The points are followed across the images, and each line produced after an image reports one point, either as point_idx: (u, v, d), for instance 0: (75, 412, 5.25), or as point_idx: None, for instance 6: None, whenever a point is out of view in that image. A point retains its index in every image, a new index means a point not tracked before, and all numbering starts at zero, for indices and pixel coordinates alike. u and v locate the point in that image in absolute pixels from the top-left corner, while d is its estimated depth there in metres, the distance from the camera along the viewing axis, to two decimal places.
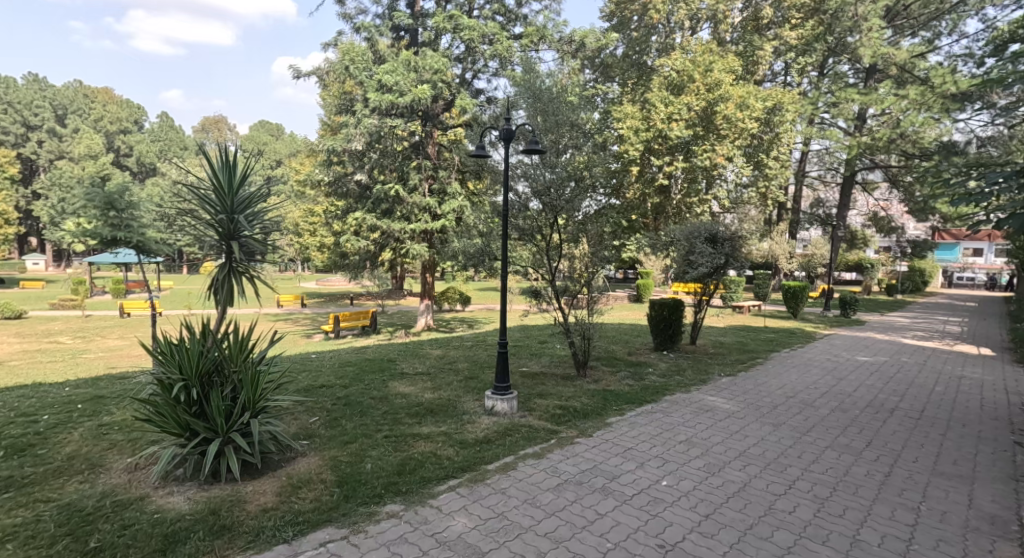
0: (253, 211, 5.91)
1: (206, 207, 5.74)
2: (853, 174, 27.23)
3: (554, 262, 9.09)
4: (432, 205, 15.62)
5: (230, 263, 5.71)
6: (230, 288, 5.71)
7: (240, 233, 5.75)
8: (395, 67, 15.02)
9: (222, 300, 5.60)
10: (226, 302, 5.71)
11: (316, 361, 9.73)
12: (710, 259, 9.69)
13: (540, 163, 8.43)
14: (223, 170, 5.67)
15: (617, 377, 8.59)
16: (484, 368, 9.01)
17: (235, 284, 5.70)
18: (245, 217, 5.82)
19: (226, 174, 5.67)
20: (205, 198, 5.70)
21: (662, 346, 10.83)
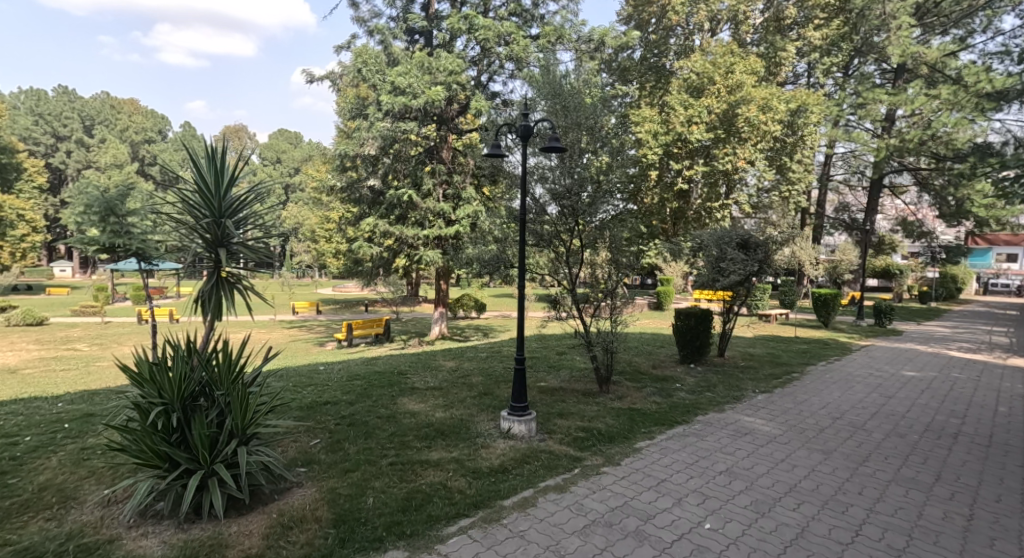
0: (242, 215, 5.59)
1: (192, 211, 5.42)
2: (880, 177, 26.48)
3: (574, 269, 8.58)
4: (446, 210, 15.32)
5: (219, 272, 5.37)
6: (219, 299, 5.37)
7: (230, 239, 5.43)
8: (408, 69, 14.68)
9: (211, 311, 5.26)
10: (215, 314, 5.36)
11: (323, 374, 9.26)
12: (742, 267, 9.07)
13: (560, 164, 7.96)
14: (211, 170, 5.37)
15: (644, 394, 8.00)
16: (499, 383, 8.48)
17: (225, 294, 5.35)
18: (234, 221, 5.50)
19: (213, 175, 5.37)
20: (191, 201, 5.38)
21: (688, 359, 10.24)
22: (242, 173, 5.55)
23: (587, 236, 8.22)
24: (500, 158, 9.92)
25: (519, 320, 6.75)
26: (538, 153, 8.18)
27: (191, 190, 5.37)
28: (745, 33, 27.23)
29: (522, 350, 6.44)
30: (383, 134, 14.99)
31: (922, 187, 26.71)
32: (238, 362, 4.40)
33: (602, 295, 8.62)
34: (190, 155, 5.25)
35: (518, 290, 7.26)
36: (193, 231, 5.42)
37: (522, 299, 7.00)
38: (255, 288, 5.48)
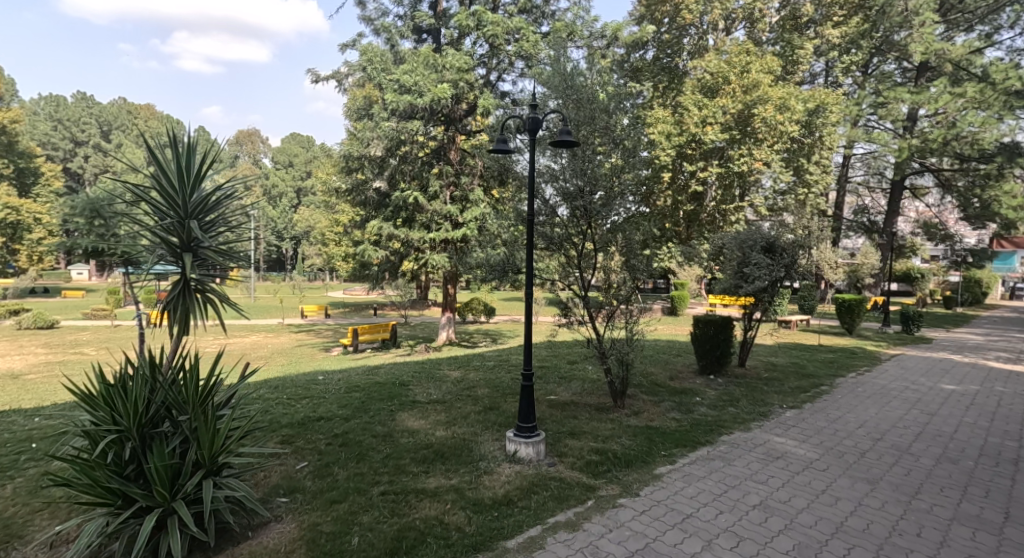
0: (210, 217, 5.22)
1: (154, 212, 5.01)
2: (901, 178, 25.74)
3: (586, 274, 8.02)
4: (454, 212, 14.91)
5: (185, 279, 4.95)
6: (187, 309, 4.93)
7: (198, 241, 5.04)
8: (415, 67, 14.23)
9: (176, 323, 4.82)
10: (182, 326, 4.92)
11: (322, 385, 8.77)
12: (768, 272, 8.47)
13: (571, 161, 7.43)
14: (175, 166, 5.00)
15: (662, 409, 7.43)
16: (506, 396, 7.94)
17: (194, 303, 4.92)
18: (202, 222, 5.12)
19: (178, 172, 5.01)
20: (152, 200, 4.98)
21: (707, 370, 9.65)
22: (209, 170, 5.20)
23: (599, 239, 7.67)
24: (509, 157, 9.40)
25: (527, 330, 6.22)
26: (550, 151, 7.65)
27: (154, 188, 4.98)
28: (761, 32, 26.47)
29: (530, 362, 5.92)
30: (389, 134, 14.60)
31: (944, 189, 25.90)
32: (208, 382, 3.93)
33: (616, 301, 8.05)
34: (151, 151, 4.89)
35: (526, 296, 6.70)
36: (156, 233, 5.00)
37: (530, 304, 6.50)
38: (227, 296, 5.06)
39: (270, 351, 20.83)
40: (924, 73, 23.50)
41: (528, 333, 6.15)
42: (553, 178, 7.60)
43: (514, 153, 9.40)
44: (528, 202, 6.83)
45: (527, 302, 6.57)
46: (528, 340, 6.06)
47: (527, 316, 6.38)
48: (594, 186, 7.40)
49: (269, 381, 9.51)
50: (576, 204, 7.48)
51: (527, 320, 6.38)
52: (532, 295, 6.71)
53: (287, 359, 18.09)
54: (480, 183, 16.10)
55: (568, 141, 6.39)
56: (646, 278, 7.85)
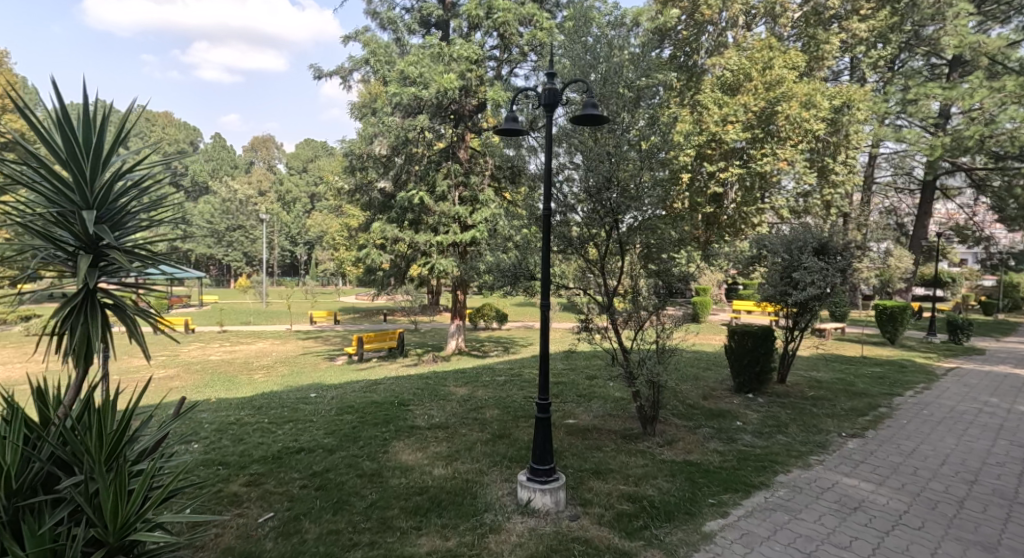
0: (118, 210, 4.26)
1: (38, 200, 4.02)
2: (932, 178, 24.39)
3: (611, 278, 7.03)
4: (462, 213, 14.03)
5: (86, 288, 4.00)
6: (87, 329, 3.99)
7: (100, 239, 4.09)
8: (421, 58, 13.34)
9: (68, 347, 3.86)
10: (77, 351, 3.93)
11: (312, 405, 7.82)
12: (820, 277, 7.41)
13: (592, 147, 6.47)
14: (68, 142, 4.03)
15: (701, 437, 6.40)
16: (518, 420, 6.99)
17: (97, 322, 3.96)
18: (106, 216, 4.18)
19: (74, 150, 4.04)
20: (36, 183, 3.98)
21: (744, 388, 8.58)
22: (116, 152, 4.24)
23: (622, 239, 6.62)
24: (520, 144, 8.36)
25: (543, 348, 5.21)
26: (569, 138, 6.72)
27: (41, 168, 3.98)
28: (783, 27, 25.05)
29: (547, 387, 4.91)
30: (393, 131, 13.74)
31: (979, 189, 24.55)
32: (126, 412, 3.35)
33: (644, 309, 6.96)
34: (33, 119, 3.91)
35: (543, 302, 5.70)
36: (40, 226, 3.98)
37: (547, 314, 5.52)
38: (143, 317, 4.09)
39: (273, 361, 20.04)
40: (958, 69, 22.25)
41: (544, 353, 5.16)
42: (573, 167, 6.64)
43: (525, 150, 8.44)
44: (544, 189, 5.80)
45: (544, 311, 5.61)
46: (543, 362, 5.07)
47: (543, 331, 5.40)
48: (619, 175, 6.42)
49: (255, 399, 8.59)
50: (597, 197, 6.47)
51: (543, 336, 5.40)
52: (549, 300, 5.71)
53: (290, 369, 17.28)
54: (491, 183, 15.16)
55: (595, 116, 5.39)
56: (681, 285, 6.78)
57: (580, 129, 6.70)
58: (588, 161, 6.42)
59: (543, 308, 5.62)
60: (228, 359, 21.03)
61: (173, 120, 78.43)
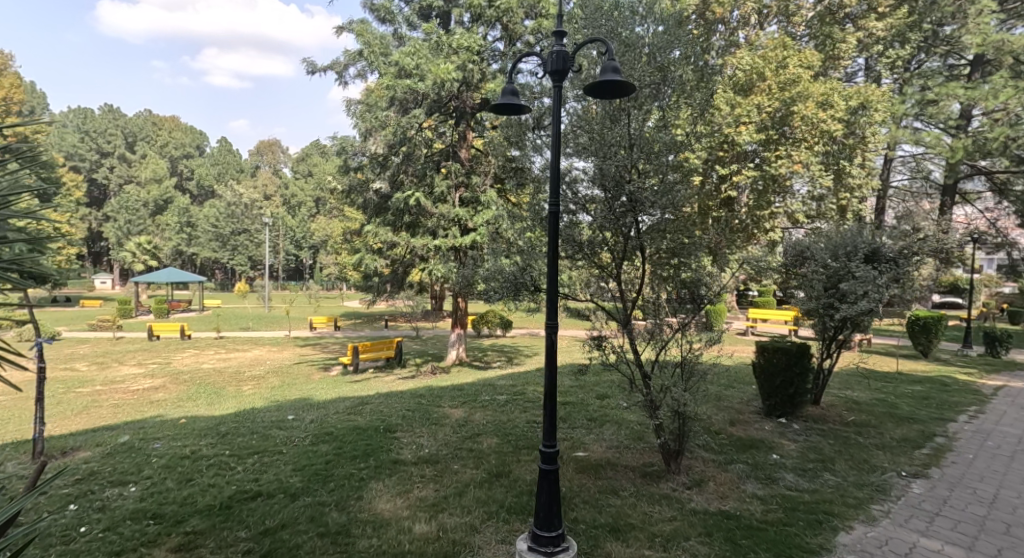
0: None
1: None
2: (950, 182, 23.29)
3: (627, 288, 6.04)
4: (462, 215, 13.16)
5: None
6: None
7: None
8: (418, 49, 12.47)
9: None
10: None
11: (286, 432, 6.86)
12: (873, 288, 6.46)
13: (605, 135, 5.60)
14: None
15: (734, 476, 5.47)
16: (521, 452, 6.11)
17: None
18: None
19: None
20: None
21: (775, 411, 7.60)
22: None
23: (640, 241, 5.70)
24: (525, 136, 7.41)
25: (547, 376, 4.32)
26: (580, 126, 5.86)
27: None
28: (796, 26, 23.95)
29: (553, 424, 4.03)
30: (388, 127, 12.85)
31: (1002, 194, 23.41)
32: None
33: (668, 327, 5.94)
34: None
35: (550, 319, 4.83)
36: None
37: (555, 336, 4.64)
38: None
39: (267, 369, 19.17)
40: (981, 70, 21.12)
41: (550, 383, 4.28)
42: (584, 159, 5.72)
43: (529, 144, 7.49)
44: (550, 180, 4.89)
45: (550, 330, 4.74)
46: (550, 394, 4.20)
47: (550, 355, 4.53)
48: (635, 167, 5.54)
49: (226, 421, 7.68)
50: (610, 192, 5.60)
51: (548, 361, 4.53)
52: (557, 316, 4.82)
53: (282, 380, 16.41)
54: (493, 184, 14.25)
55: (616, 80, 4.57)
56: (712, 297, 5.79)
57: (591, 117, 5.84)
58: (599, 151, 5.55)
59: (549, 327, 4.75)
60: (220, 368, 20.17)
61: (178, 123, 78.04)
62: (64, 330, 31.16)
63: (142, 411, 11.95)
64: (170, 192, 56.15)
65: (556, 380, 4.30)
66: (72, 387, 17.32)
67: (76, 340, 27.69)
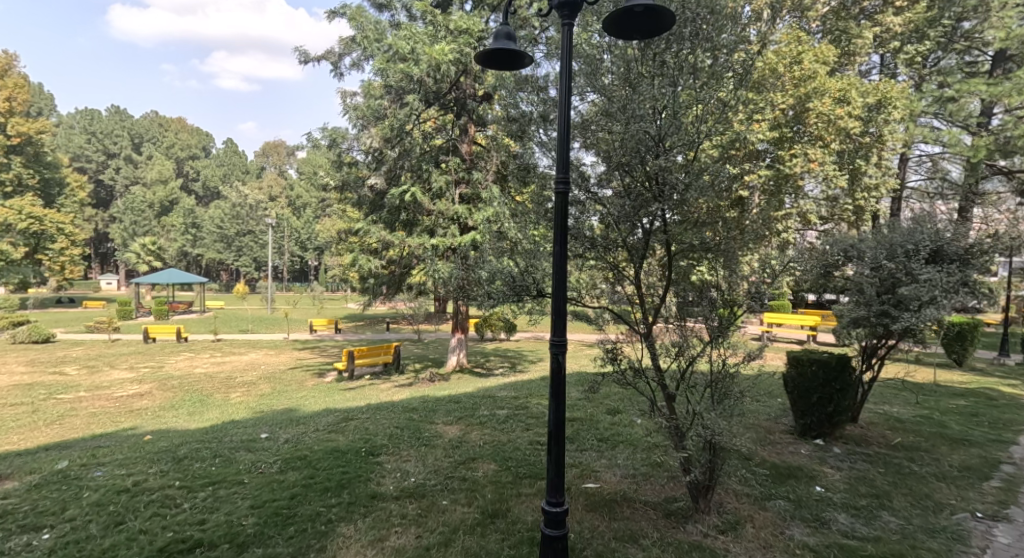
0: None
1: None
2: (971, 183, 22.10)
3: (647, 292, 5.09)
4: (462, 213, 12.33)
5: None
6: None
7: None
8: (413, 33, 11.66)
9: None
10: None
11: (253, 454, 5.97)
12: (939, 292, 5.53)
13: (627, 103, 4.64)
14: None
15: (775, 516, 4.62)
16: (523, 483, 5.31)
17: None
18: None
19: None
20: None
21: (811, 432, 6.68)
22: None
23: (666, 236, 4.76)
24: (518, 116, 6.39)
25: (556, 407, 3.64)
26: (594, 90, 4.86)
27: None
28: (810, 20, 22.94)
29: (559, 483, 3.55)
30: (384, 119, 12.13)
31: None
32: None
33: (699, 341, 4.94)
34: None
35: (555, 336, 3.97)
36: None
37: (562, 360, 3.86)
38: None
39: (260, 374, 18.41)
40: (1005, 64, 19.02)
41: (557, 423, 3.67)
42: (600, 134, 4.82)
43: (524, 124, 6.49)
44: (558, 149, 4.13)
45: (555, 351, 3.94)
46: (557, 438, 3.66)
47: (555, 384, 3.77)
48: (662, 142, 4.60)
49: (193, 440, 6.88)
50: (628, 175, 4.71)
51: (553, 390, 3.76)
52: (565, 332, 3.97)
53: (273, 386, 15.65)
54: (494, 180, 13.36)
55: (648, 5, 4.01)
56: (753, 306, 4.80)
57: (610, 80, 4.86)
58: (620, 123, 4.60)
59: (554, 348, 3.93)
60: (212, 373, 19.44)
61: (184, 125, 77.85)
62: (60, 332, 30.57)
63: (118, 422, 11.22)
64: (177, 192, 55.83)
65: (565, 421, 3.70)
66: (56, 392, 16.63)
67: (72, 342, 27.09)
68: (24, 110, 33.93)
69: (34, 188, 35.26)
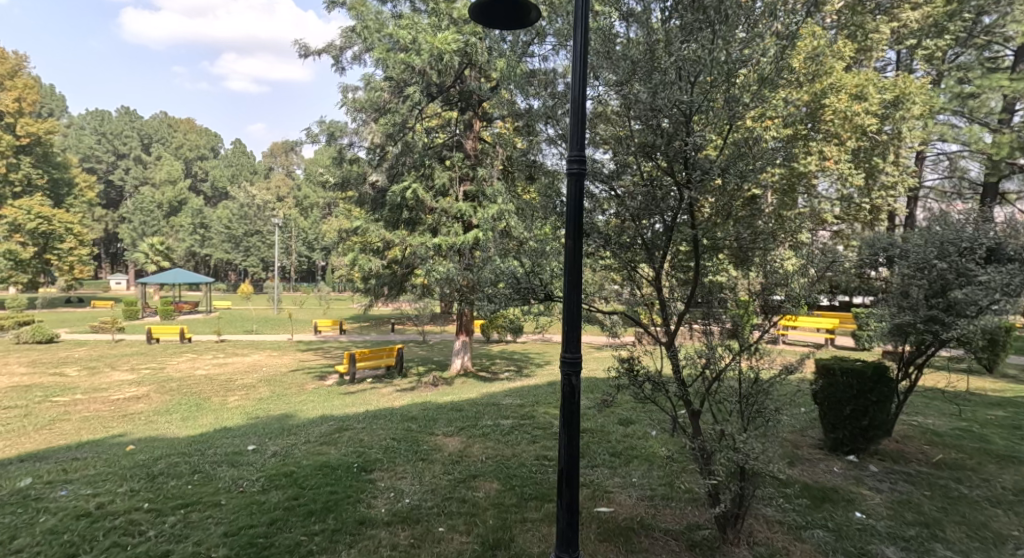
0: None
1: None
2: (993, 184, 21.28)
3: (669, 294, 4.52)
4: (466, 210, 11.83)
5: None
6: None
7: None
8: (415, 23, 11.23)
9: None
10: None
11: (236, 470, 5.48)
12: (997, 296, 4.94)
13: (653, 74, 4.00)
14: None
15: (815, 550, 4.11)
16: (532, 506, 4.81)
17: None
18: None
19: None
20: None
21: (843, 447, 6.13)
22: None
23: (695, 230, 4.18)
24: (526, 97, 5.79)
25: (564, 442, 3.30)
26: (613, 60, 4.18)
27: None
28: None
29: (570, 533, 3.27)
30: (386, 115, 11.77)
31: None
32: None
33: (728, 352, 4.39)
34: None
35: (567, 352, 3.43)
36: None
37: (575, 383, 3.34)
38: None
39: (261, 377, 17.96)
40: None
41: (567, 465, 3.35)
42: (619, 112, 4.22)
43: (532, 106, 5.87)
44: (574, 132, 3.57)
45: (567, 372, 3.41)
46: (568, 481, 3.35)
47: (566, 416, 3.37)
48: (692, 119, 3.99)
49: (174, 452, 6.40)
50: (651, 160, 4.13)
51: (564, 426, 3.38)
52: (578, 347, 3.43)
53: (273, 389, 15.24)
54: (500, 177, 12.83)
55: None
56: (791, 309, 4.28)
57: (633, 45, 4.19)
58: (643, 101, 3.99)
59: (566, 367, 3.39)
60: (213, 374, 19.08)
61: (193, 126, 78.02)
62: (64, 332, 30.35)
63: (110, 427, 10.82)
64: (185, 193, 55.71)
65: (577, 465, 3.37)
66: (53, 394, 16.30)
67: (76, 342, 26.86)
68: (33, 111, 33.78)
69: (43, 188, 35.25)
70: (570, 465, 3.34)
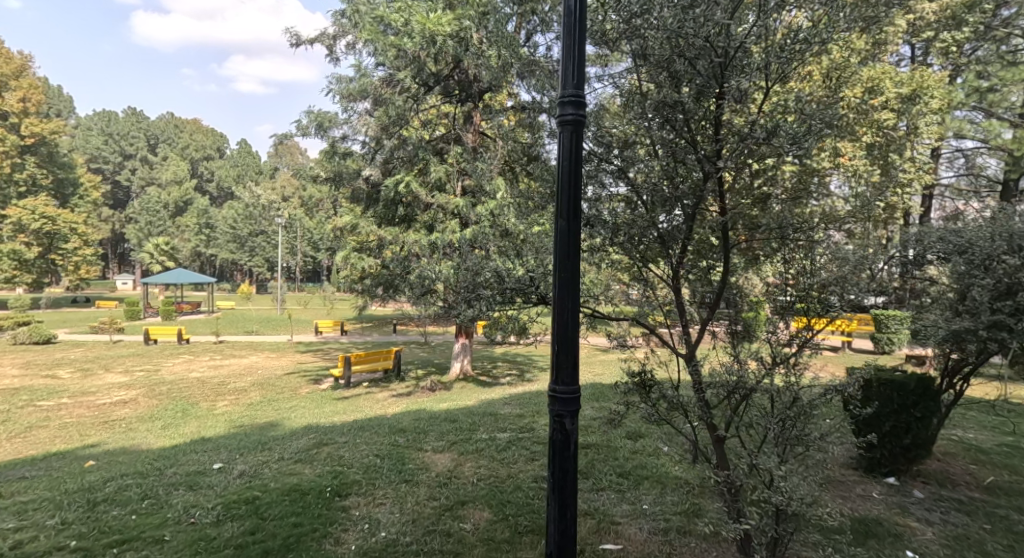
0: None
1: None
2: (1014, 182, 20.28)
3: (687, 300, 3.83)
4: (462, 206, 11.17)
5: None
6: None
7: None
8: (409, 6, 10.61)
9: None
10: None
11: (193, 494, 4.83)
12: None
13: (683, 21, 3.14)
14: None
15: None
16: (529, 543, 4.16)
17: None
18: None
19: None
20: None
21: (881, 468, 5.42)
22: None
23: (723, 217, 3.45)
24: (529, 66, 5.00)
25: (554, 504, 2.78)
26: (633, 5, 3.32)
27: None
28: None
29: None
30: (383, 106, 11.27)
31: None
32: None
33: (763, 368, 3.62)
34: None
35: (561, 385, 2.80)
36: None
37: (568, 429, 2.75)
38: None
39: (254, 380, 17.36)
40: None
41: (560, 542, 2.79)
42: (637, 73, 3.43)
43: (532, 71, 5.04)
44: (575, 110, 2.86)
45: (560, 412, 2.80)
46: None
47: (558, 476, 2.81)
48: (729, 67, 3.21)
49: (132, 469, 5.76)
50: (670, 128, 3.39)
51: (555, 490, 2.82)
52: (573, 379, 2.80)
53: (265, 393, 14.63)
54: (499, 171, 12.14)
55: None
56: (839, 314, 3.52)
57: None
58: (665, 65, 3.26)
59: (559, 405, 2.78)
60: (207, 377, 18.51)
61: (196, 126, 77.72)
62: (62, 332, 29.86)
63: (88, 436, 10.21)
64: (189, 193, 55.38)
65: (571, 540, 2.81)
66: (40, 397, 15.73)
67: (73, 343, 26.39)
68: (39, 111, 33.44)
69: (48, 188, 34.88)
70: (562, 541, 2.80)
